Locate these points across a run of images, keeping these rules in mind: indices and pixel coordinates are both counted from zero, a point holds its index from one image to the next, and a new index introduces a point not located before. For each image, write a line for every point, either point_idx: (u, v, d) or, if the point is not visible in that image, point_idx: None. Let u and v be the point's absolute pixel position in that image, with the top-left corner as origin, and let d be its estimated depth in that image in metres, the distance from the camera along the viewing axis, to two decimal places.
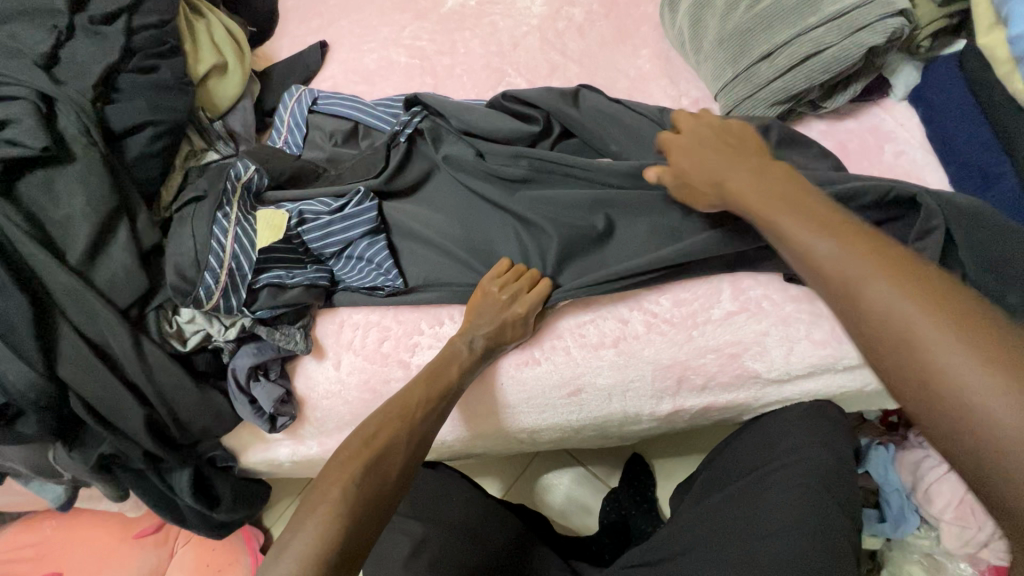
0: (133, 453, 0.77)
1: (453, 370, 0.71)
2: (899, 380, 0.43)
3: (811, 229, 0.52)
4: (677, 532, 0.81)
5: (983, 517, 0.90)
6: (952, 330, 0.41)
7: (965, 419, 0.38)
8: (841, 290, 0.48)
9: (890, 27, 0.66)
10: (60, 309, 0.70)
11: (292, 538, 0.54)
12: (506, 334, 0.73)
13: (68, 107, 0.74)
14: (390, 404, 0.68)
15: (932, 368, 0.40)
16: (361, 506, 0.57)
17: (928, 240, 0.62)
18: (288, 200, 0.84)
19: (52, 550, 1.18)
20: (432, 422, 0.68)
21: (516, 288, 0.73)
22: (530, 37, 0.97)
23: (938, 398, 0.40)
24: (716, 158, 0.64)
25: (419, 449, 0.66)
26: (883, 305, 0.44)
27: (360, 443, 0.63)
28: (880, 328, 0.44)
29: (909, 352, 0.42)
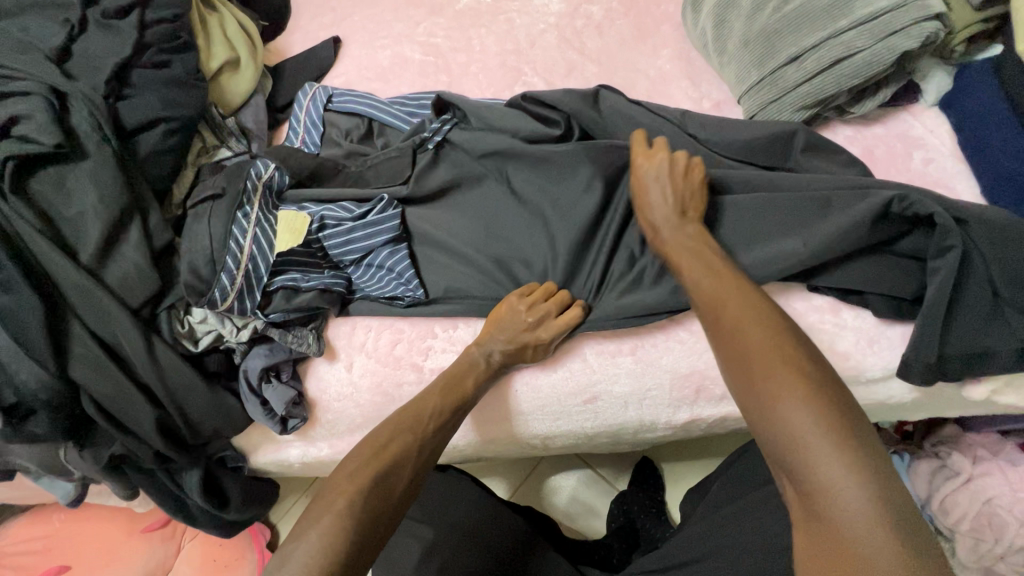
0: (144, 453, 0.76)
1: (469, 381, 0.70)
2: (741, 391, 0.53)
3: (699, 269, 0.62)
4: (689, 541, 0.80)
5: (1000, 530, 0.89)
6: (784, 358, 0.52)
7: (782, 425, 0.48)
8: (715, 320, 0.58)
9: (925, 30, 0.65)
10: (73, 308, 0.70)
11: (295, 546, 0.54)
12: (526, 354, 0.71)
13: (80, 102, 0.73)
14: (403, 415, 0.67)
15: (765, 384, 0.51)
16: (366, 520, 0.57)
17: (945, 258, 0.60)
18: (307, 200, 0.83)
19: (60, 544, 1.17)
20: (444, 434, 0.68)
21: (545, 311, 0.71)
22: (548, 35, 0.95)
23: (766, 408, 0.50)
24: (663, 198, 0.68)
25: (426, 466, 0.66)
26: (739, 331, 0.55)
27: (369, 453, 0.63)
28: (736, 341, 0.55)
29: (751, 353, 0.53)
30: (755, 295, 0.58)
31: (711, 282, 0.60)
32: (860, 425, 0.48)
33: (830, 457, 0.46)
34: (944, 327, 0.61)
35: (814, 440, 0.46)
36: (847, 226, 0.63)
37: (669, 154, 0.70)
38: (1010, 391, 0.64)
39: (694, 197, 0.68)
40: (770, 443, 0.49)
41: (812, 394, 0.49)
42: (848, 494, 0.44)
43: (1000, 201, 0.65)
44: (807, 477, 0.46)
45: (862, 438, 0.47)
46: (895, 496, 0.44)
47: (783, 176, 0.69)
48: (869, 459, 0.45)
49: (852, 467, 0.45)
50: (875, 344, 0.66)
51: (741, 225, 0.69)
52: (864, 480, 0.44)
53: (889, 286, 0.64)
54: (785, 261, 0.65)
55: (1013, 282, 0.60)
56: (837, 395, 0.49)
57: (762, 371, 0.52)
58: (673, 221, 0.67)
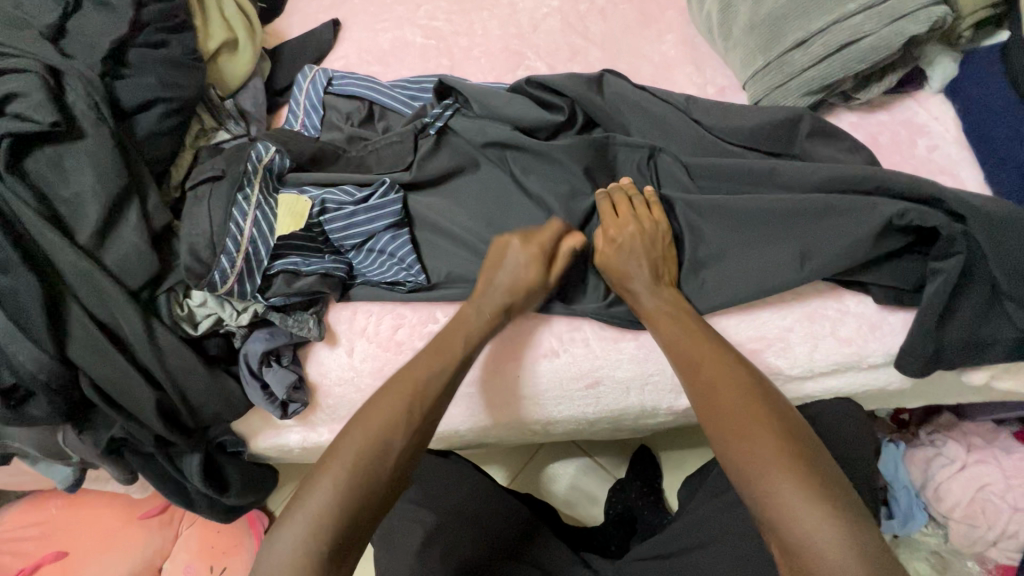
0: (144, 437, 0.76)
1: (461, 338, 0.69)
2: (724, 453, 0.57)
3: (677, 329, 0.65)
4: (689, 527, 0.80)
5: (993, 516, 0.91)
6: (757, 419, 0.57)
7: (762, 486, 0.53)
8: (696, 381, 0.62)
9: (933, 15, 0.64)
10: (71, 290, 0.69)
11: (284, 527, 0.57)
12: (523, 277, 0.70)
13: (77, 82, 0.72)
14: (393, 385, 0.65)
15: (744, 447, 0.55)
16: (354, 500, 0.58)
17: (947, 262, 0.60)
18: (310, 183, 0.83)
19: (55, 531, 1.17)
20: (442, 398, 0.66)
21: (523, 237, 0.73)
22: (551, 19, 0.94)
23: (748, 470, 0.54)
24: (637, 265, 0.69)
25: (425, 429, 0.64)
26: (716, 394, 0.60)
27: (359, 427, 0.62)
28: (715, 403, 0.59)
29: (729, 415, 0.58)
30: (727, 356, 0.62)
31: (686, 341, 0.64)
32: (829, 476, 0.53)
33: (806, 512, 0.50)
34: (941, 325, 0.61)
35: (792, 498, 0.51)
36: (844, 222, 0.64)
37: (634, 218, 0.71)
38: (1009, 376, 0.64)
39: (666, 256, 0.70)
40: (752, 504, 0.53)
41: (785, 454, 0.54)
42: (826, 545, 0.48)
43: (1003, 189, 0.65)
44: (787, 533, 0.50)
45: (832, 490, 0.52)
46: (869, 540, 0.48)
47: (785, 164, 0.69)
48: (841, 508, 0.50)
49: (826, 519, 0.49)
50: (877, 330, 0.66)
51: (717, 262, 0.69)
52: (840, 530, 0.49)
53: (890, 276, 0.64)
54: (777, 278, 0.66)
55: (1016, 277, 0.58)
56: (808, 453, 0.54)
57: (739, 434, 0.56)
58: (649, 286, 0.68)
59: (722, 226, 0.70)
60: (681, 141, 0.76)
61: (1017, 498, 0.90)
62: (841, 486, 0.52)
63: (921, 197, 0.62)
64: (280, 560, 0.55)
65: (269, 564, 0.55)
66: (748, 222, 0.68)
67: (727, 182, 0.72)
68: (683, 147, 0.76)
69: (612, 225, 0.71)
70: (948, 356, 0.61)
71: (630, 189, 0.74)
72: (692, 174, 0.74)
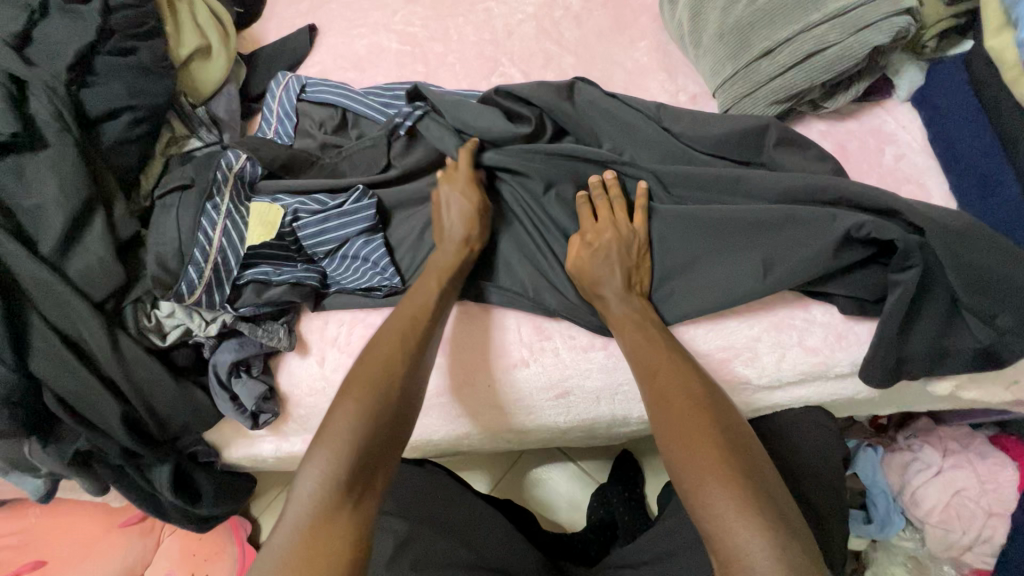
0: (111, 449, 0.75)
1: (436, 272, 0.71)
2: (671, 462, 0.57)
3: (640, 337, 0.65)
4: (663, 536, 0.80)
5: (969, 521, 0.91)
6: (704, 430, 0.57)
7: (703, 496, 0.53)
8: (653, 386, 0.62)
9: (897, 25, 0.64)
10: (33, 302, 0.68)
11: (306, 465, 0.57)
12: (465, 206, 0.74)
13: (41, 90, 0.71)
14: (384, 330, 0.67)
15: (691, 458, 0.55)
16: (366, 425, 0.59)
17: (906, 274, 0.59)
18: (283, 191, 0.82)
19: (34, 539, 1.16)
20: (433, 324, 0.68)
21: (446, 178, 0.76)
22: (526, 25, 0.94)
23: (691, 481, 0.55)
24: (609, 271, 0.68)
25: (423, 357, 0.66)
26: (670, 399, 0.60)
27: (360, 366, 0.64)
28: (669, 408, 0.59)
29: (679, 420, 0.58)
30: (685, 364, 0.63)
31: (648, 350, 0.64)
32: (771, 494, 0.53)
33: (739, 524, 0.51)
34: (903, 335, 0.61)
35: (726, 511, 0.51)
36: (809, 233, 0.64)
37: (612, 226, 0.70)
38: (974, 387, 0.64)
39: (640, 263, 0.70)
40: (692, 509, 0.54)
41: (728, 468, 0.54)
42: (760, 562, 0.48)
43: (966, 198, 0.66)
44: (723, 545, 0.51)
45: (772, 509, 0.52)
46: (801, 560, 0.49)
47: (752, 173, 0.69)
48: (776, 528, 0.50)
49: (759, 531, 0.50)
50: (843, 340, 0.66)
51: (684, 273, 0.70)
52: (769, 542, 0.49)
53: (855, 287, 0.64)
54: (739, 288, 0.66)
55: (973, 289, 0.58)
56: (751, 468, 0.55)
57: (687, 444, 0.56)
58: (619, 292, 0.68)
59: (692, 232, 0.69)
60: (652, 150, 0.75)
61: (991, 503, 0.91)
62: (781, 505, 0.53)
63: (881, 208, 0.63)
64: (305, 495, 0.55)
65: (294, 503, 0.56)
66: (716, 231, 0.68)
67: (698, 192, 0.72)
68: (652, 156, 0.75)
69: (593, 229, 0.71)
70: (913, 368, 0.61)
71: (611, 187, 0.73)
72: (663, 183, 0.73)
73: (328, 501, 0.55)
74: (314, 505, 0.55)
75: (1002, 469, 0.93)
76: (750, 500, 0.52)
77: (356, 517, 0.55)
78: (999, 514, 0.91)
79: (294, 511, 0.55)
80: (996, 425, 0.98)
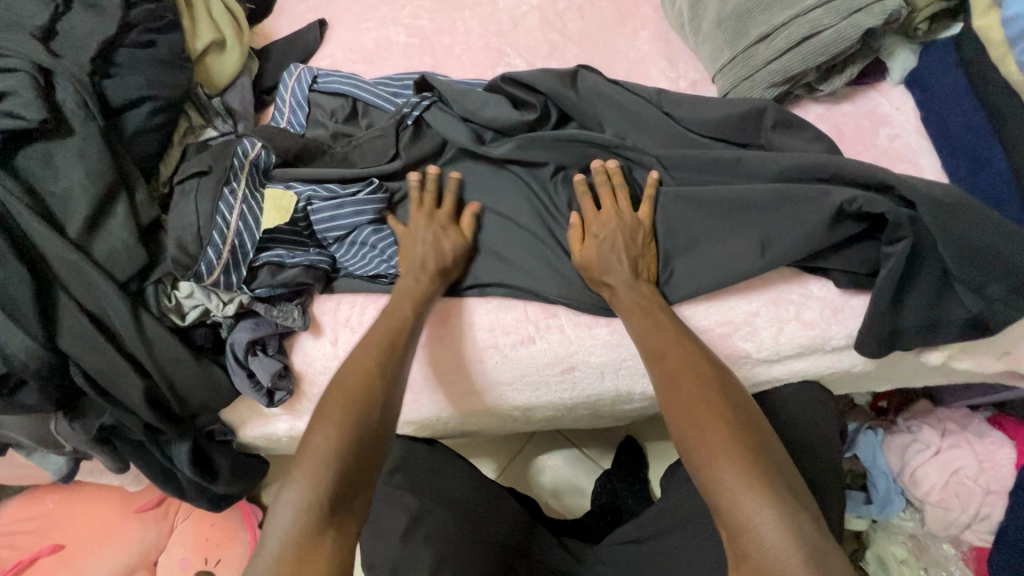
0: (134, 425, 0.78)
1: (406, 303, 0.73)
2: (681, 442, 0.59)
3: (647, 321, 0.68)
4: (666, 509, 0.82)
5: (967, 499, 0.93)
6: (713, 408, 0.59)
7: (712, 471, 0.55)
8: (661, 369, 0.64)
9: (888, 8, 0.67)
10: (61, 282, 0.71)
11: (285, 494, 0.57)
12: (442, 242, 0.77)
13: (67, 81, 0.74)
14: (358, 357, 0.68)
15: (700, 434, 0.57)
16: (345, 455, 0.59)
17: (897, 246, 0.62)
18: (296, 178, 0.85)
19: (53, 524, 1.19)
20: (404, 354, 0.69)
21: (426, 216, 0.79)
22: (530, 17, 0.97)
23: (699, 458, 0.57)
24: (617, 260, 0.70)
25: (396, 386, 0.67)
26: (677, 382, 0.62)
27: (334, 393, 0.64)
28: (676, 391, 0.61)
29: (689, 400, 0.60)
30: (693, 349, 0.65)
31: (655, 334, 0.66)
32: (777, 468, 0.55)
33: (750, 497, 0.52)
34: (897, 307, 0.63)
35: (738, 485, 0.53)
36: (806, 210, 0.66)
37: (618, 216, 0.73)
38: (968, 357, 0.67)
39: (646, 251, 0.72)
40: (702, 485, 0.56)
41: (736, 445, 0.56)
42: (768, 532, 0.51)
43: (959, 177, 0.68)
44: (732, 517, 0.53)
45: (780, 483, 0.54)
46: (809, 531, 0.51)
47: (750, 154, 0.71)
48: (785, 499, 0.52)
49: (769, 504, 0.52)
50: (839, 313, 0.68)
51: (686, 252, 0.72)
52: (780, 513, 0.51)
53: (850, 262, 0.67)
54: (738, 267, 0.68)
55: (964, 261, 0.60)
56: (759, 445, 0.57)
57: (697, 424, 0.58)
58: (627, 281, 0.70)
59: (693, 213, 0.72)
60: (653, 134, 0.78)
61: (989, 481, 0.93)
62: (789, 479, 0.55)
63: (875, 184, 0.65)
64: (285, 524, 0.55)
65: (273, 531, 0.56)
66: (714, 211, 0.71)
67: (698, 173, 0.74)
68: (653, 140, 0.78)
69: (597, 219, 0.74)
70: (906, 338, 0.64)
71: (614, 175, 0.76)
72: (666, 165, 0.75)
73: (308, 527, 0.55)
74: (296, 534, 0.55)
75: (1000, 447, 0.94)
76: (760, 474, 0.54)
77: (337, 543, 0.56)
78: (997, 491, 0.92)
79: (274, 537, 0.55)
80: (994, 406, 1.00)
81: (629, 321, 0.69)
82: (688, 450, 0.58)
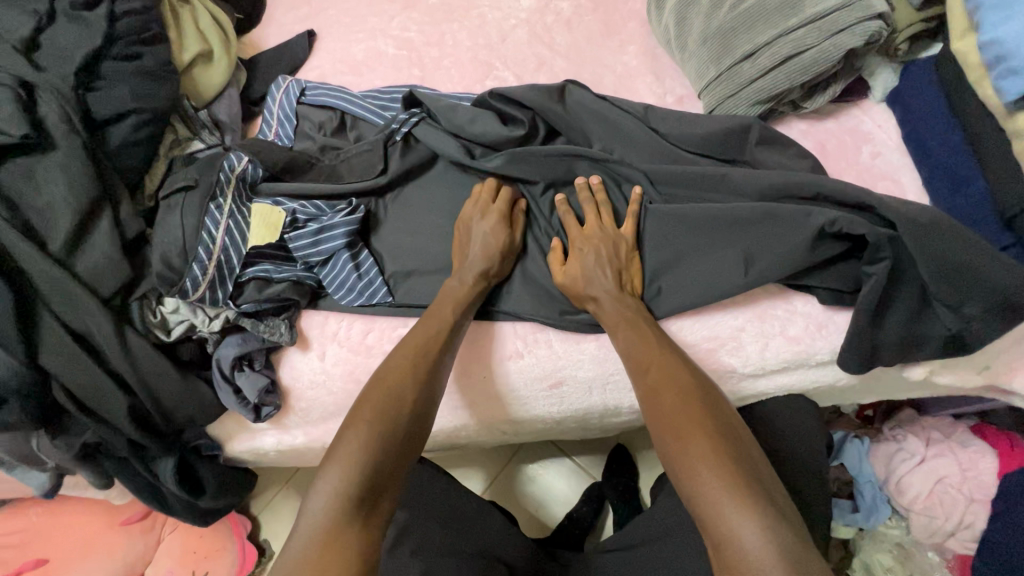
0: (118, 441, 0.77)
1: (449, 304, 0.73)
2: (666, 456, 0.59)
3: (631, 333, 0.68)
4: (653, 520, 0.83)
5: (951, 507, 0.94)
6: (696, 422, 0.59)
7: (695, 483, 0.55)
8: (646, 382, 0.64)
9: (869, 29, 0.68)
10: (43, 299, 0.70)
11: (320, 483, 0.59)
12: (490, 240, 0.75)
13: (49, 94, 0.73)
14: (395, 356, 0.69)
15: (683, 448, 0.58)
16: (376, 448, 0.60)
17: (879, 266, 0.63)
18: (281, 193, 0.85)
19: (37, 537, 1.17)
20: (442, 355, 0.70)
21: (481, 211, 0.78)
22: (519, 30, 0.97)
23: (682, 471, 0.57)
24: (602, 275, 0.71)
25: (432, 387, 0.67)
26: (660, 397, 0.63)
27: (372, 391, 0.66)
28: (663, 407, 0.62)
29: (670, 415, 0.61)
30: (676, 362, 0.65)
31: (640, 348, 0.67)
32: (758, 480, 0.55)
33: (731, 509, 0.52)
34: (876, 324, 0.64)
35: (720, 498, 0.53)
36: (791, 229, 0.67)
37: (602, 232, 0.74)
38: (947, 371, 0.68)
39: (629, 265, 0.73)
40: (687, 499, 0.56)
41: (717, 454, 0.56)
42: (751, 544, 0.50)
43: (939, 194, 0.69)
44: (716, 530, 0.53)
45: (761, 497, 0.53)
46: (788, 537, 0.51)
47: (736, 171, 0.72)
48: (763, 506, 0.52)
49: (750, 514, 0.52)
50: (823, 329, 0.69)
51: (671, 269, 0.73)
52: (762, 524, 0.51)
53: (833, 279, 0.68)
54: (723, 283, 0.69)
55: (943, 278, 0.61)
56: (742, 457, 0.57)
57: (678, 436, 0.59)
58: (611, 293, 0.70)
59: (680, 227, 0.72)
60: (639, 149, 0.78)
61: (972, 489, 0.94)
62: (769, 489, 0.55)
63: (855, 201, 0.66)
64: (318, 510, 0.57)
65: (307, 519, 0.57)
66: (701, 225, 0.71)
67: (687, 188, 0.75)
68: (639, 155, 0.78)
69: (584, 232, 0.75)
70: (885, 355, 0.65)
71: (597, 192, 0.77)
72: (654, 182, 0.76)
73: (338, 515, 0.57)
74: (327, 521, 0.56)
75: (983, 456, 0.96)
76: (738, 485, 0.54)
77: (362, 535, 0.56)
78: (981, 500, 0.93)
79: (306, 524, 0.57)
80: (977, 415, 1.01)
81: (614, 335, 0.69)
82: (671, 466, 0.58)
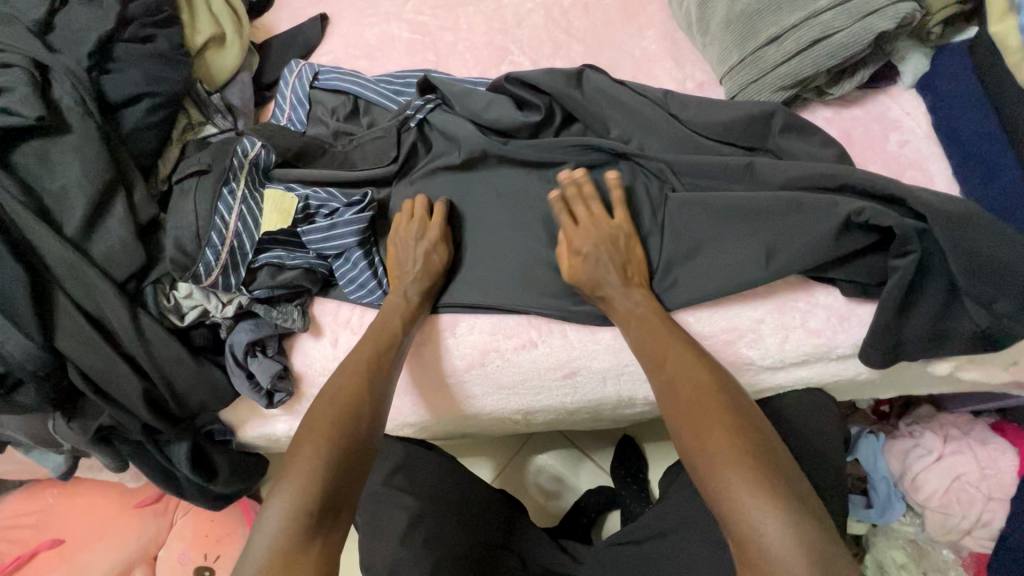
0: (132, 425, 0.78)
1: (395, 322, 0.73)
2: (684, 448, 0.59)
3: (645, 329, 0.67)
4: (665, 513, 0.82)
5: (968, 505, 0.92)
6: (715, 415, 0.58)
7: (716, 480, 0.54)
8: (663, 373, 0.63)
9: (901, 11, 0.66)
10: (57, 282, 0.70)
11: (274, 502, 0.57)
12: (433, 256, 0.76)
13: (62, 75, 0.73)
14: (347, 368, 0.69)
15: (703, 443, 0.56)
16: (333, 463, 0.60)
17: (904, 260, 0.61)
18: (295, 180, 0.84)
19: (53, 518, 1.19)
20: (393, 365, 0.71)
21: (419, 228, 0.77)
22: (535, 14, 0.95)
23: (704, 467, 0.56)
24: (605, 267, 0.70)
25: (383, 398, 0.68)
26: (677, 391, 0.61)
27: (325, 407, 0.65)
28: (681, 401, 0.61)
29: (686, 410, 0.60)
30: (697, 355, 0.64)
31: (653, 338, 0.66)
32: (783, 473, 0.54)
33: (757, 504, 0.51)
34: (901, 318, 0.63)
35: (742, 492, 0.52)
36: (813, 220, 0.65)
37: (614, 224, 0.72)
38: (972, 365, 0.67)
39: (640, 256, 0.71)
40: (709, 495, 0.55)
41: (738, 447, 0.55)
42: (775, 539, 0.49)
43: (970, 183, 0.67)
44: (739, 526, 0.52)
45: (784, 490, 0.52)
46: (818, 535, 0.50)
47: (762, 159, 0.70)
48: (790, 504, 0.51)
49: (774, 508, 0.51)
50: (845, 321, 0.68)
51: (691, 259, 0.71)
52: (787, 517, 0.50)
53: (859, 273, 0.66)
54: (744, 274, 0.67)
55: (971, 273, 0.60)
56: (767, 450, 0.56)
57: (698, 430, 0.57)
58: (619, 287, 0.69)
59: (711, 215, 0.70)
60: (658, 135, 0.77)
61: (991, 488, 0.92)
62: (794, 484, 0.54)
63: (882, 194, 0.64)
64: (272, 532, 0.55)
65: (262, 539, 0.55)
66: (723, 212, 0.70)
67: (708, 179, 0.73)
68: (658, 143, 0.77)
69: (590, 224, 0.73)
70: (907, 350, 0.64)
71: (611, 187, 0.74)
72: (677, 172, 0.74)
73: (300, 530, 0.55)
74: (285, 539, 0.55)
75: (1003, 453, 0.93)
76: (763, 480, 0.53)
77: (323, 553, 0.56)
78: (999, 498, 0.91)
79: (262, 543, 0.55)
80: (997, 413, 0.99)
81: (626, 327, 0.68)
82: (691, 460, 0.57)
